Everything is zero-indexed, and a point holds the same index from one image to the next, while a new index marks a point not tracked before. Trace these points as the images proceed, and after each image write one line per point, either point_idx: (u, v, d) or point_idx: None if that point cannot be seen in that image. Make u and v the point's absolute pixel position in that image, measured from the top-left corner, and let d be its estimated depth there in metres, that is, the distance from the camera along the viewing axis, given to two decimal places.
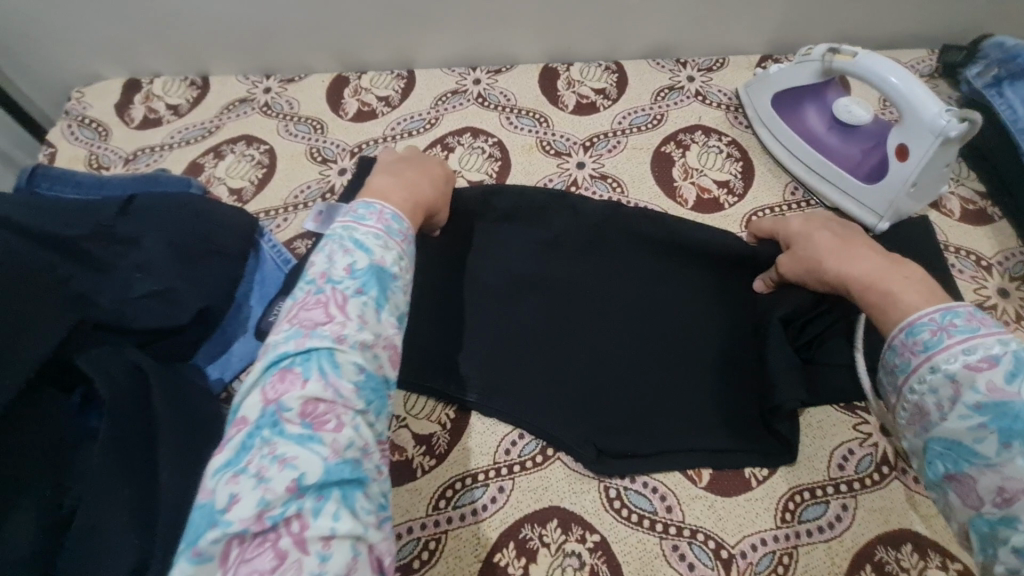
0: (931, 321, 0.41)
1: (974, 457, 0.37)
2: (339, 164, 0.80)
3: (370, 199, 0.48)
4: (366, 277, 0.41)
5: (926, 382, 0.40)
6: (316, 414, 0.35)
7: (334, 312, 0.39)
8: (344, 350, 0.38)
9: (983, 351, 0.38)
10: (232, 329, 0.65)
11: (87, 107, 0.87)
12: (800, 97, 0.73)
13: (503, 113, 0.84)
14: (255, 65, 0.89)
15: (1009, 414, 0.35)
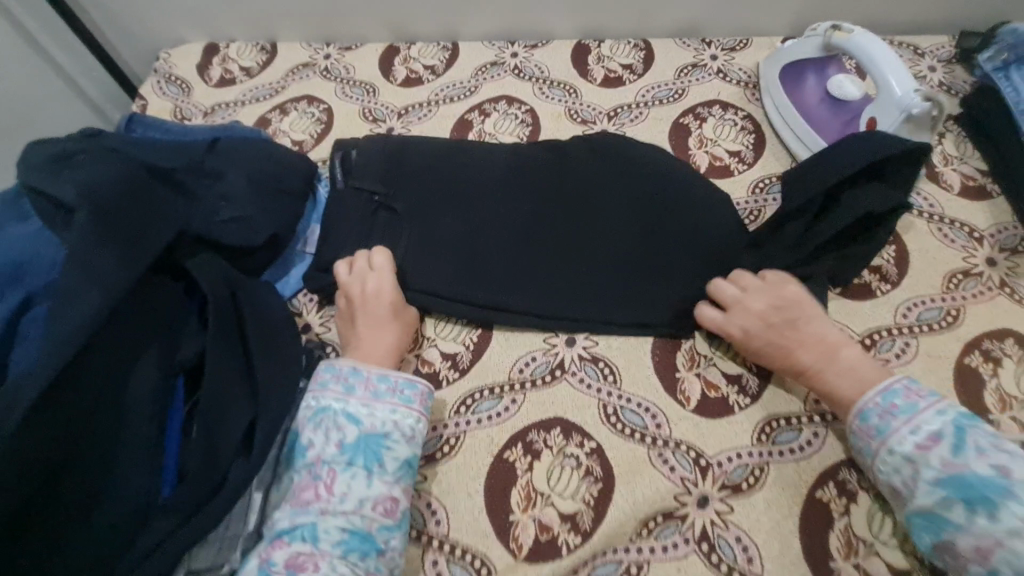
0: (874, 407, 0.55)
1: (948, 526, 0.48)
2: (388, 124, 0.90)
3: (359, 363, 0.58)
4: (355, 450, 0.53)
5: (891, 463, 0.53)
6: (298, 562, 0.48)
7: (322, 490, 0.51)
8: (326, 522, 0.50)
9: (926, 430, 0.52)
10: (292, 256, 0.75)
11: (173, 67, 0.99)
12: (804, 69, 0.80)
13: (537, 83, 0.92)
14: (318, 34, 1.00)
15: (964, 484, 0.48)
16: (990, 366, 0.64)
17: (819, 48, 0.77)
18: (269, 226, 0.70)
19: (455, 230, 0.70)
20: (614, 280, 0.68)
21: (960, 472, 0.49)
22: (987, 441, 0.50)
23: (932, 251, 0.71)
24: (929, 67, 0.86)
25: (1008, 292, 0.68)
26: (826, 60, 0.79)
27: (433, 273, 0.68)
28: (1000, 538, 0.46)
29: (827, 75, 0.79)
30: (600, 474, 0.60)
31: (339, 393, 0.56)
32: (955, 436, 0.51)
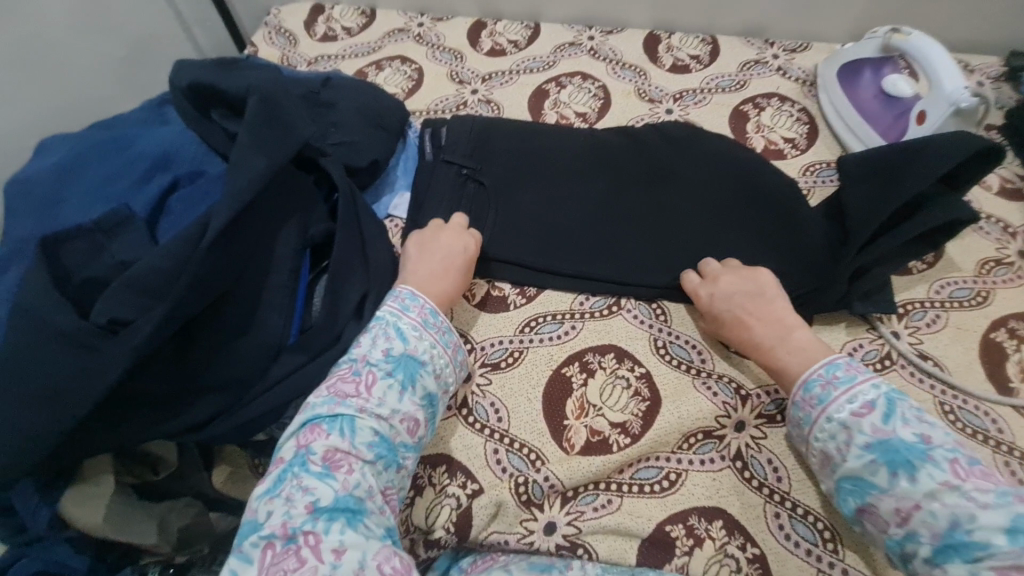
0: (819, 377, 0.58)
1: (873, 488, 0.51)
2: (471, 86, 0.99)
3: (416, 290, 0.60)
4: (397, 363, 0.54)
5: (827, 430, 0.56)
6: (334, 459, 0.48)
7: (363, 390, 0.52)
8: (363, 419, 0.51)
9: (863, 400, 0.54)
10: (383, 187, 0.85)
11: (282, 21, 1.10)
12: (860, 68, 0.88)
13: (610, 64, 1.00)
14: (414, 4, 1.10)
15: (888, 449, 0.51)
16: (1016, 342, 0.69)
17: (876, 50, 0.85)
18: (371, 152, 0.79)
19: (532, 195, 0.78)
20: (687, 244, 0.74)
21: (887, 437, 0.52)
22: (910, 413, 0.53)
23: (968, 239, 0.77)
24: (978, 81, 0.93)
25: None
26: (882, 61, 0.87)
27: (508, 227, 0.76)
28: (917, 499, 0.48)
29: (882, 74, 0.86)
30: (648, 395, 0.67)
31: (399, 305, 0.58)
32: (886, 407, 0.53)
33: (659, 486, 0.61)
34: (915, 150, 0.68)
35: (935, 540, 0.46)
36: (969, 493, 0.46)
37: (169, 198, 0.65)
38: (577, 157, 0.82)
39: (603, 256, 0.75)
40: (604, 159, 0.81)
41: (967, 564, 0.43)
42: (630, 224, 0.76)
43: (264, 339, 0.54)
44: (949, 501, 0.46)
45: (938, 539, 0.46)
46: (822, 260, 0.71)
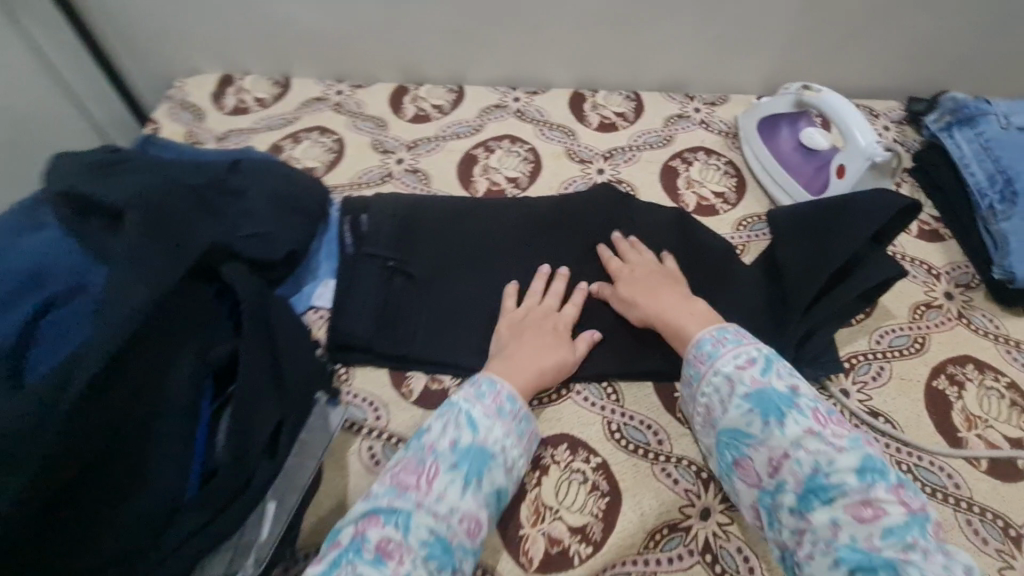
0: (710, 338, 0.61)
1: (747, 439, 0.55)
2: (397, 156, 0.94)
3: (514, 391, 0.61)
4: (463, 456, 0.55)
5: (713, 384, 0.59)
6: (388, 549, 0.49)
7: (423, 482, 0.53)
8: (421, 514, 0.51)
9: (745, 356, 0.58)
10: (304, 275, 0.78)
11: (187, 94, 1.03)
12: (778, 122, 0.89)
13: (538, 126, 0.99)
14: (332, 71, 1.06)
15: (765, 400, 0.55)
16: (956, 388, 0.70)
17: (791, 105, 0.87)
18: (288, 241, 0.72)
19: (466, 284, 0.76)
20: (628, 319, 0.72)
21: (762, 389, 0.55)
22: (785, 371, 0.57)
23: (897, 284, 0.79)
24: (884, 126, 0.97)
25: (966, 323, 0.75)
26: (797, 114, 0.89)
27: (442, 318, 0.73)
28: (785, 448, 0.52)
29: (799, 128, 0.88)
30: (607, 489, 0.62)
31: (479, 393, 0.60)
32: (766, 363, 0.57)
33: None
34: (840, 207, 0.69)
35: (799, 489, 0.50)
36: (831, 444, 0.51)
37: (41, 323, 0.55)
38: (508, 236, 0.80)
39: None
40: (536, 236, 0.80)
41: (828, 507, 0.49)
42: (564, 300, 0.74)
43: (155, 498, 0.47)
44: (813, 448, 0.51)
45: (802, 488, 0.50)
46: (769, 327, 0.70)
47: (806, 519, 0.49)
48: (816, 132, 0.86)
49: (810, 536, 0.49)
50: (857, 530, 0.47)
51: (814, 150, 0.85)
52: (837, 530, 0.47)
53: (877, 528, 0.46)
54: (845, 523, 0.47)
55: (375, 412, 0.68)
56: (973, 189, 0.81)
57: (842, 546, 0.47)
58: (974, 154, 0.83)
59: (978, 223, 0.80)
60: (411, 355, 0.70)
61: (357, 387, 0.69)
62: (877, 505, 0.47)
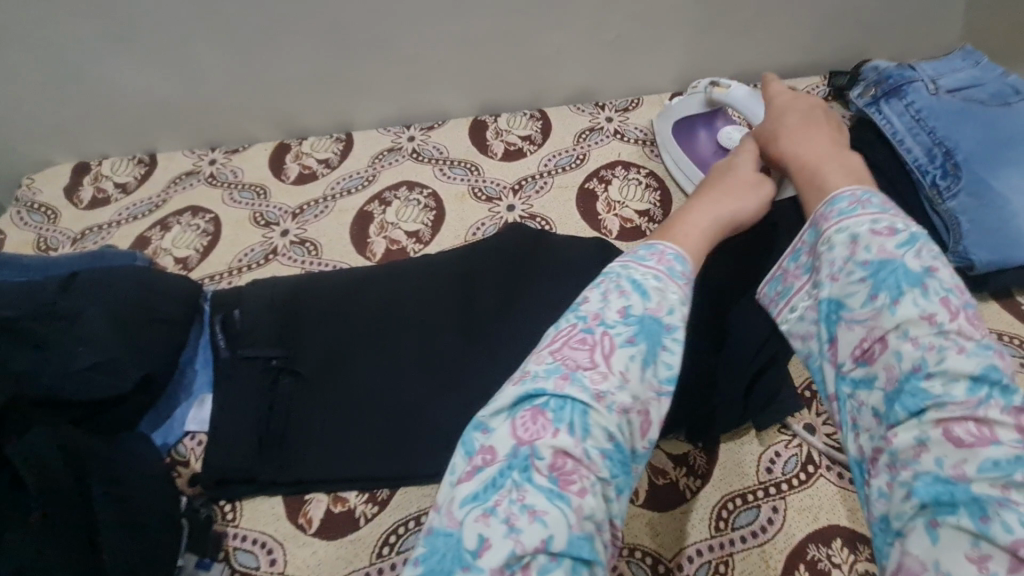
0: (851, 200, 0.46)
1: (845, 311, 0.43)
2: (281, 227, 0.83)
3: (681, 251, 0.48)
4: (639, 330, 0.42)
5: (830, 244, 0.44)
6: (563, 470, 0.38)
7: (599, 359, 0.41)
8: (601, 410, 0.39)
9: (884, 220, 0.43)
10: (176, 395, 0.66)
11: (37, 192, 0.90)
12: (693, 123, 0.82)
13: (437, 165, 0.89)
14: (201, 139, 0.94)
15: (890, 272, 0.41)
16: None
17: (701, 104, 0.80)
18: (140, 367, 0.61)
19: (364, 372, 0.65)
20: None
21: (891, 261, 0.41)
22: (932, 252, 0.41)
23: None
24: None
25: None
26: (711, 112, 0.82)
27: (338, 426, 0.61)
28: (887, 328, 0.40)
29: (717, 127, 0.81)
30: None
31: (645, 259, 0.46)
32: (912, 238, 0.42)
33: None
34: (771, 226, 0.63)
35: (892, 386, 0.39)
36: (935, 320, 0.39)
37: None
38: (409, 306, 0.69)
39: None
40: (442, 300, 0.69)
41: (918, 424, 0.38)
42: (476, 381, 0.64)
43: None
44: (924, 338, 0.39)
45: (895, 386, 0.39)
46: (719, 372, 0.59)
47: (890, 428, 0.39)
48: (733, 129, 0.79)
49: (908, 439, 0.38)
50: (947, 453, 0.36)
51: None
52: (922, 451, 0.37)
53: (977, 460, 0.36)
54: (933, 444, 0.37)
55: (269, 557, 0.57)
56: (913, 164, 0.72)
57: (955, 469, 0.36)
58: (907, 127, 0.74)
59: (921, 203, 0.72)
60: (307, 476, 0.59)
61: (246, 528, 0.58)
62: (984, 425, 0.36)
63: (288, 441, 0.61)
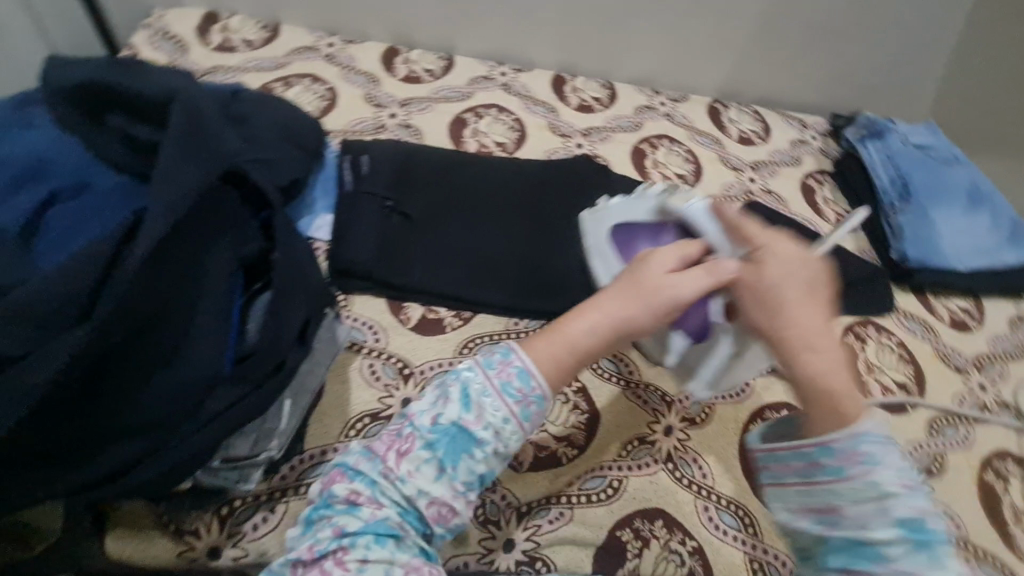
0: (870, 435, 0.44)
1: (875, 560, 0.42)
2: (390, 110, 0.98)
3: (529, 364, 0.49)
4: (438, 440, 0.47)
5: (859, 489, 0.43)
6: (359, 500, 0.47)
7: (394, 449, 0.48)
8: (386, 485, 0.47)
9: (902, 479, 0.43)
10: (302, 206, 0.80)
11: (169, 25, 1.00)
12: (635, 233, 0.71)
13: (523, 100, 1.07)
14: (324, 24, 1.07)
15: (915, 529, 0.41)
16: (861, 343, 0.85)
17: (650, 213, 0.70)
18: (291, 170, 0.74)
19: (459, 228, 0.81)
20: None
21: (919, 517, 0.42)
22: (933, 520, 0.42)
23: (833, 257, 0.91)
24: (813, 136, 1.15)
25: (880, 294, 0.90)
26: (660, 223, 0.69)
27: (437, 258, 0.78)
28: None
29: (660, 240, 0.68)
30: (587, 407, 0.70)
31: (841, 443, 0.44)
32: (908, 517, 0.42)
33: (605, 493, 0.65)
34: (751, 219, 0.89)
35: None
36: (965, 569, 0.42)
37: (45, 215, 0.54)
38: (498, 192, 0.86)
39: (540, 290, 0.79)
40: (523, 194, 0.87)
41: None
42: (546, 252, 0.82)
43: (198, 370, 0.45)
44: None
45: None
46: None
47: None
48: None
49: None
50: None
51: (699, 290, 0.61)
52: None
53: None
54: None
55: (374, 334, 0.71)
56: (882, 189, 0.98)
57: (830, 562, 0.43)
58: (881, 161, 1.01)
59: (880, 215, 0.96)
60: (408, 286, 0.75)
61: (357, 312, 0.73)
62: None
63: (398, 260, 0.76)
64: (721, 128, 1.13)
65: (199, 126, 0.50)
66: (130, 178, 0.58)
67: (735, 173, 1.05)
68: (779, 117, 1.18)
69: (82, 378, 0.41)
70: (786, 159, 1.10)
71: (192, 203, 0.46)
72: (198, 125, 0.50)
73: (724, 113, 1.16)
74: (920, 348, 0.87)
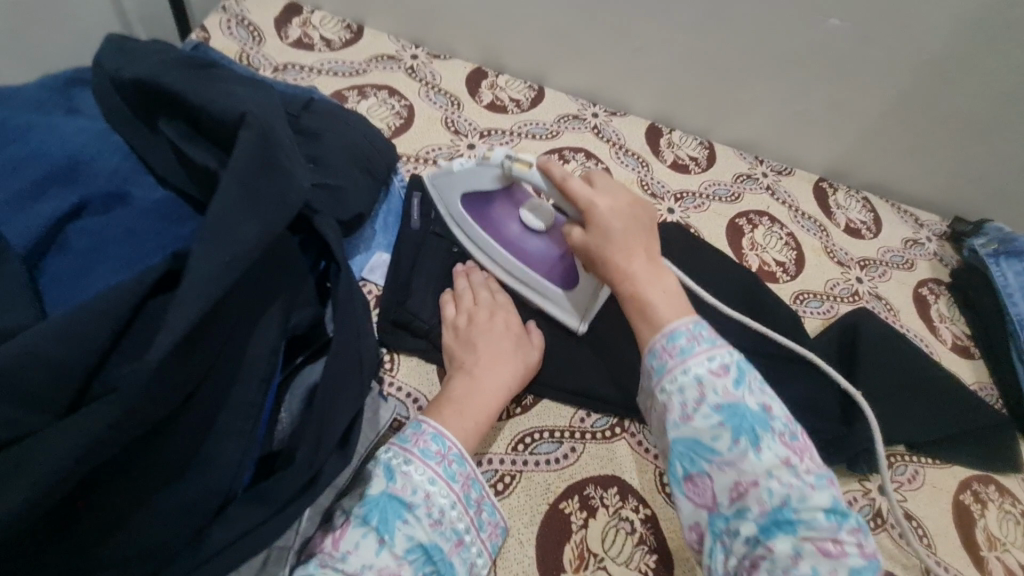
0: (685, 330, 0.51)
1: (710, 455, 0.47)
2: (469, 139, 0.88)
3: (443, 430, 0.51)
4: (371, 507, 0.45)
5: (680, 382, 0.49)
6: None
7: (330, 543, 0.43)
8: (323, 574, 0.41)
9: (720, 360, 0.49)
10: (357, 242, 0.69)
11: (246, 10, 0.92)
12: (489, 203, 0.67)
13: (614, 147, 0.96)
14: (409, 32, 0.97)
15: (737, 415, 0.47)
16: (981, 507, 0.72)
17: (495, 179, 0.64)
18: (357, 204, 0.64)
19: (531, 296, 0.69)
20: None
21: (736, 403, 0.48)
22: (756, 380, 0.50)
23: (960, 394, 0.76)
24: (926, 238, 1.01)
25: (1010, 450, 0.75)
26: (506, 189, 0.66)
27: None
28: (758, 475, 0.45)
29: (513, 203, 0.67)
30: (655, 545, 0.58)
31: (659, 345, 0.51)
32: (738, 372, 0.49)
33: None
34: (857, 340, 0.79)
35: (763, 518, 0.44)
36: (805, 476, 0.45)
37: (67, 227, 0.46)
38: None
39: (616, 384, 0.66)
40: None
41: (792, 539, 0.43)
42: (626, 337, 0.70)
43: (214, 486, 0.35)
44: (784, 478, 0.45)
45: (767, 518, 0.44)
46: (840, 430, 0.69)
47: (764, 549, 0.43)
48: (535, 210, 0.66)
49: (725, 478, 0.46)
50: (819, 563, 0.42)
51: (538, 232, 0.66)
52: (798, 560, 0.42)
53: (839, 565, 0.42)
54: (806, 554, 0.42)
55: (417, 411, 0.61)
56: (1015, 321, 0.85)
57: (709, 514, 0.47)
58: (1018, 285, 0.87)
59: (1011, 351, 0.84)
60: None
61: (401, 379, 0.62)
62: (840, 544, 0.43)
63: None
64: (827, 211, 1.00)
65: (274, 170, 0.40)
66: (173, 194, 0.49)
67: (839, 269, 0.93)
68: (891, 209, 1.04)
69: (59, 496, 0.31)
70: (897, 260, 0.97)
71: (236, 273, 0.35)
72: (273, 169, 0.41)
73: (831, 195, 1.02)
74: None
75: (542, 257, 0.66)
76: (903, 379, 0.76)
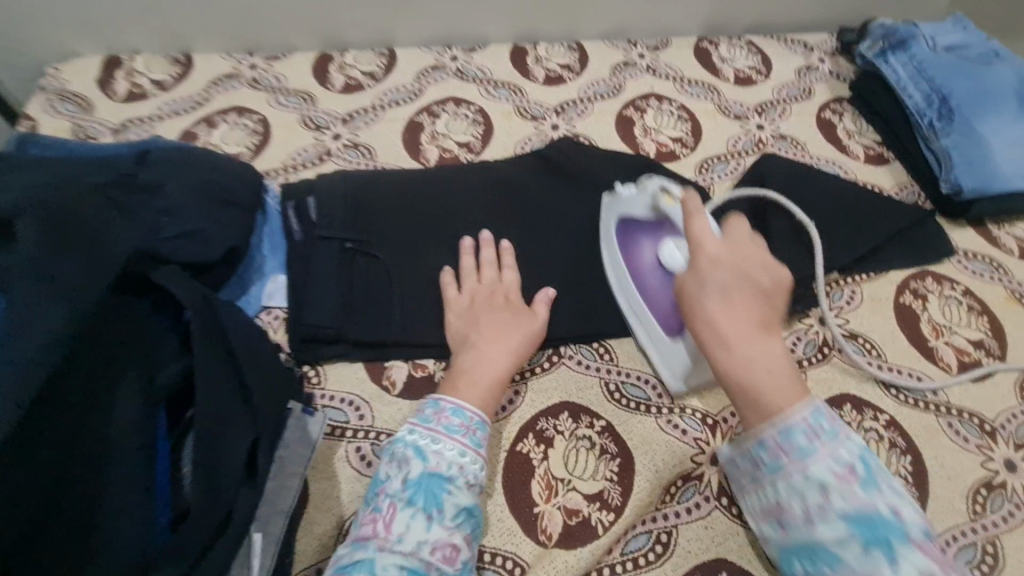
0: (803, 423, 0.44)
1: (829, 561, 0.41)
2: (333, 131, 0.86)
3: (460, 403, 0.54)
4: (416, 487, 0.48)
5: (798, 483, 0.43)
6: None
7: (382, 528, 0.46)
8: (383, 558, 0.44)
9: (846, 459, 0.42)
10: (249, 273, 0.69)
11: (67, 82, 0.88)
12: (637, 230, 0.66)
13: (481, 85, 0.92)
14: (239, 44, 0.93)
15: (871, 525, 0.40)
16: (921, 302, 0.73)
17: (648, 210, 0.66)
18: (225, 239, 0.62)
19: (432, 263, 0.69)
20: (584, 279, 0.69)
21: (868, 511, 0.41)
22: (890, 482, 0.42)
23: (874, 203, 0.77)
24: (819, 59, 0.99)
25: (933, 239, 0.76)
26: (660, 221, 0.65)
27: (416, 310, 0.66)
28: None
29: (661, 238, 0.64)
30: (616, 450, 0.60)
31: (772, 437, 0.45)
32: (866, 468, 0.42)
33: (653, 553, 0.55)
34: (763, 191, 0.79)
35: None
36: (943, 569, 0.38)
37: None
38: (468, 209, 0.72)
39: None
40: (497, 207, 0.73)
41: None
42: (538, 273, 0.69)
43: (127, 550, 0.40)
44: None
45: None
46: None
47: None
48: (678, 246, 0.62)
49: None
50: None
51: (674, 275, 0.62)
52: None
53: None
54: None
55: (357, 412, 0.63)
56: (912, 111, 0.84)
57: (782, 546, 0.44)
58: (909, 76, 0.86)
59: (919, 142, 0.84)
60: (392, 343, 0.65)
61: (332, 388, 0.64)
62: None
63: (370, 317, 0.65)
64: (714, 70, 0.97)
65: (72, 248, 0.44)
66: None
67: (738, 123, 0.91)
68: (777, 42, 1.01)
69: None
70: (794, 93, 0.95)
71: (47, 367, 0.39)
72: (72, 248, 0.44)
73: (714, 52, 0.99)
74: (990, 294, 0.74)
75: (663, 283, 0.63)
76: (818, 209, 0.76)
